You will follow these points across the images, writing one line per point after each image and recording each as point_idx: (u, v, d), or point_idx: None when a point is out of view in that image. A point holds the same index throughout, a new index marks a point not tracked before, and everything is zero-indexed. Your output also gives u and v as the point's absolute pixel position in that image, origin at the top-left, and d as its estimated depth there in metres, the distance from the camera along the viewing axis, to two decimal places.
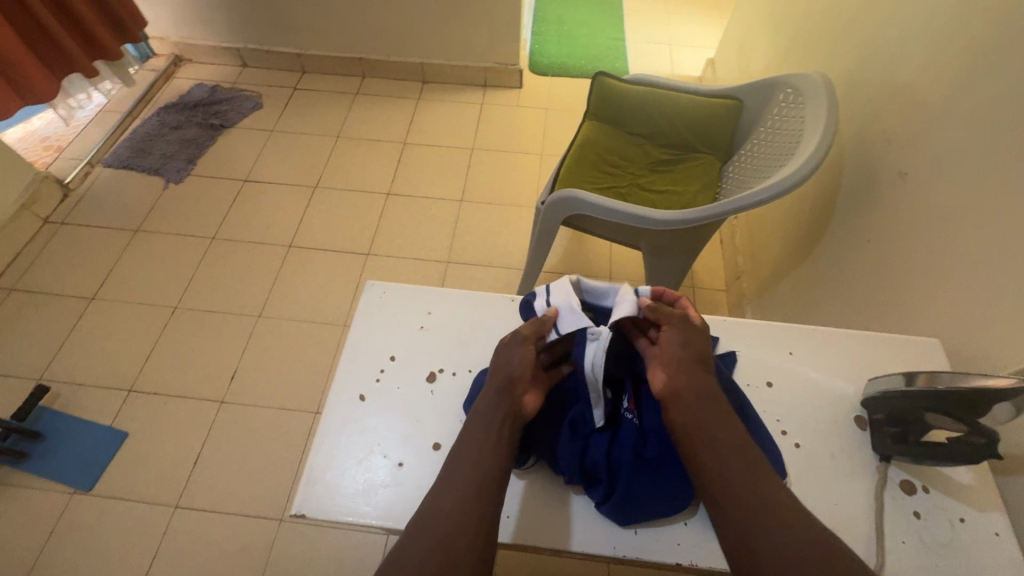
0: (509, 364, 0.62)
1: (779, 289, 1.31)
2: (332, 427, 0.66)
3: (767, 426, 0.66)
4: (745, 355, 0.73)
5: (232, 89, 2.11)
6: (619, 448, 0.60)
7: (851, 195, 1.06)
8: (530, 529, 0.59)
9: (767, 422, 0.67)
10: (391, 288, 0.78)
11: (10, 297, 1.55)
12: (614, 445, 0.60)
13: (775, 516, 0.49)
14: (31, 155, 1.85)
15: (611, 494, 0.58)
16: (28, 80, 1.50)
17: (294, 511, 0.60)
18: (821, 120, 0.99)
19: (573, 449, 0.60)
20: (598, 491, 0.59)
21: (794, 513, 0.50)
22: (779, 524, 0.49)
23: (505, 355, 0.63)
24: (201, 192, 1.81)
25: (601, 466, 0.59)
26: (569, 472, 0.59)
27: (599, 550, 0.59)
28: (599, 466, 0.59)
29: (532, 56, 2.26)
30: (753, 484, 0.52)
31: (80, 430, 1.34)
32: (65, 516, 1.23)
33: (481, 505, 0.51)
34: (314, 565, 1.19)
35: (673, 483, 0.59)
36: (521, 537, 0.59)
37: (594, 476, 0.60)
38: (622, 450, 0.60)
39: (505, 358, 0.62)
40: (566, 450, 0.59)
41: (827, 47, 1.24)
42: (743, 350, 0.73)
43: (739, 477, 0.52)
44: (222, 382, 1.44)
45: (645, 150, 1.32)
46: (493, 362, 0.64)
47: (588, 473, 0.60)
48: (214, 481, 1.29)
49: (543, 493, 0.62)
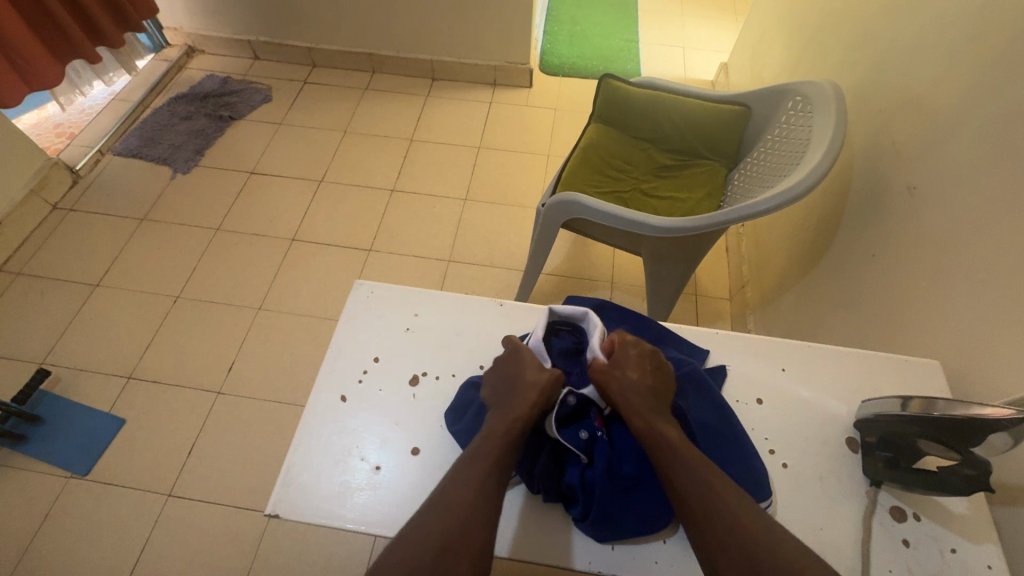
0: (519, 375, 0.62)
1: (783, 300, 1.29)
2: (311, 427, 0.66)
3: (754, 445, 0.65)
4: (735, 372, 0.71)
5: (243, 81, 2.13)
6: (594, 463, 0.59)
7: (858, 208, 1.03)
8: (505, 538, 0.59)
9: (754, 440, 0.65)
10: (379, 287, 0.77)
11: (16, 281, 1.57)
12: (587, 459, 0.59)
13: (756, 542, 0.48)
14: (45, 141, 1.88)
15: (587, 511, 0.58)
16: (31, 65, 1.52)
17: (269, 511, 0.60)
18: (829, 130, 0.96)
19: (549, 472, 0.59)
20: (575, 507, 0.59)
21: (770, 533, 0.49)
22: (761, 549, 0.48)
23: (518, 368, 0.63)
24: (208, 183, 1.82)
25: (575, 482, 0.58)
26: (546, 492, 0.59)
27: (575, 563, 0.58)
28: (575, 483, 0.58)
29: (543, 56, 2.24)
30: (728, 500, 0.51)
31: (79, 415, 1.36)
32: (61, 500, 1.25)
33: (454, 515, 0.51)
34: (302, 561, 1.19)
35: (651, 502, 0.58)
36: (498, 548, 0.58)
37: (571, 494, 0.59)
38: (596, 470, 0.59)
39: (516, 369, 0.62)
40: (542, 471, 0.59)
41: (840, 54, 1.21)
42: (732, 366, 0.71)
43: (717, 494, 0.51)
44: (220, 373, 1.44)
45: (649, 154, 1.30)
46: (502, 368, 0.64)
47: (565, 493, 0.59)
48: (208, 471, 1.30)
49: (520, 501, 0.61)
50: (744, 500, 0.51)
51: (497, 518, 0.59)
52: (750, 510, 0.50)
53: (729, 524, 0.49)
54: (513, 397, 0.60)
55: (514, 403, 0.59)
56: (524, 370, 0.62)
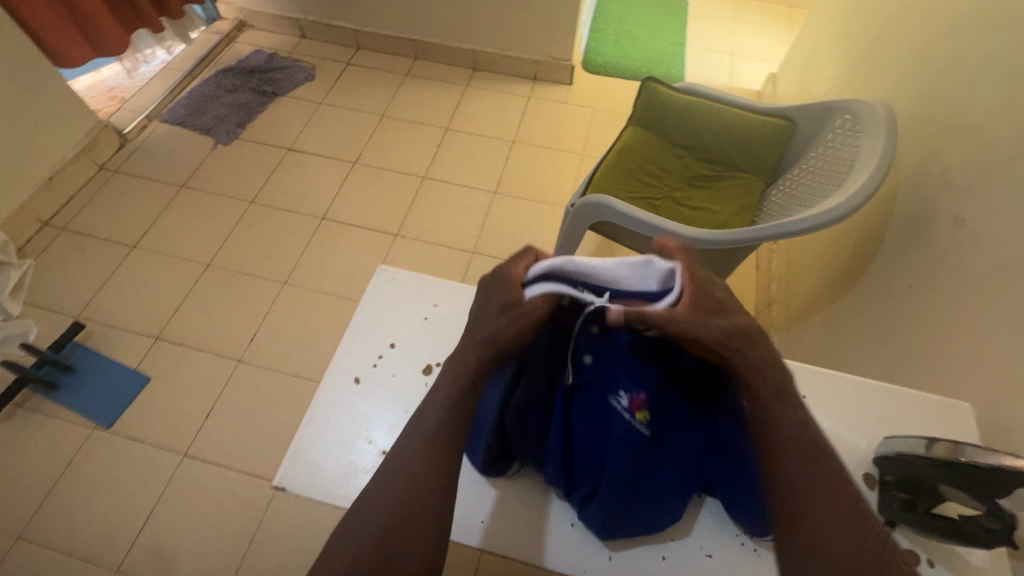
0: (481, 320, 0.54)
1: (811, 322, 1.25)
2: (324, 406, 0.67)
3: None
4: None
5: (289, 58, 2.16)
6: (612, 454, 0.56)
7: (900, 235, 0.99)
8: (482, 531, 0.61)
9: None
10: (402, 274, 0.78)
11: (60, 237, 1.64)
12: (599, 446, 0.57)
13: (838, 533, 0.44)
14: (97, 104, 1.97)
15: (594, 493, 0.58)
16: (100, 32, 1.62)
17: (277, 483, 0.61)
18: (879, 150, 0.93)
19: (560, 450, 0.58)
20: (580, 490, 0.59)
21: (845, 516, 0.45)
22: (842, 537, 0.44)
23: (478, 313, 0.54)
24: (247, 156, 1.86)
25: (585, 466, 0.58)
26: (552, 477, 0.60)
27: (556, 562, 0.60)
28: (586, 463, 0.58)
29: (587, 53, 2.21)
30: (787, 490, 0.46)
31: (107, 370, 1.41)
32: (84, 449, 1.30)
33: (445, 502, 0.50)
34: (304, 532, 1.22)
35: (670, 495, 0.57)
36: (462, 538, 0.60)
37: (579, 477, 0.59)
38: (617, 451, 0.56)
39: (480, 312, 0.54)
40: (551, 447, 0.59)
41: (897, 74, 1.16)
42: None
43: (798, 470, 0.47)
44: (242, 342, 1.48)
45: (685, 163, 1.27)
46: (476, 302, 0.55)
47: (571, 478, 0.60)
48: (222, 437, 1.34)
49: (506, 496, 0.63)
50: (820, 479, 0.46)
51: (460, 508, 0.61)
52: (827, 496, 0.46)
53: (798, 512, 0.45)
54: (471, 330, 0.54)
55: (464, 353, 0.52)
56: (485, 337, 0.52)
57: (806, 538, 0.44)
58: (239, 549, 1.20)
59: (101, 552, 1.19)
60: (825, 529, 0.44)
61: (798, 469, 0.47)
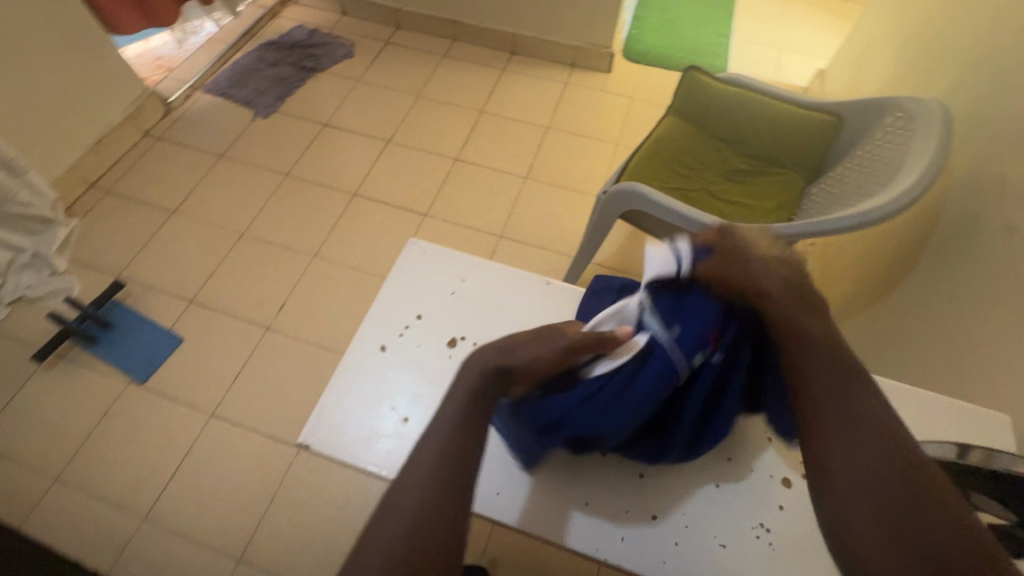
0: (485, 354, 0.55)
1: (843, 327, 1.21)
2: (349, 370, 0.69)
3: (764, 498, 0.63)
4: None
5: (330, 34, 2.18)
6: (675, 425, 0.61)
7: (946, 242, 0.95)
8: (500, 504, 0.62)
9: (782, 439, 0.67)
10: (431, 248, 0.78)
11: (104, 198, 1.70)
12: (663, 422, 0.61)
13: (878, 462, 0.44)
14: (146, 72, 2.03)
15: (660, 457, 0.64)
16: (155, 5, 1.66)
17: (301, 441, 0.64)
18: (931, 148, 0.89)
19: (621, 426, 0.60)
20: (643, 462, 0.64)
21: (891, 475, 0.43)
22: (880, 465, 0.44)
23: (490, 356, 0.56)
24: (285, 129, 1.90)
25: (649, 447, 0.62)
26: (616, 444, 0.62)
27: (571, 539, 0.61)
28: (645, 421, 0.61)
29: (628, 41, 2.17)
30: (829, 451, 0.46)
31: (143, 328, 1.47)
32: (119, 401, 1.36)
33: None
34: (321, 498, 1.25)
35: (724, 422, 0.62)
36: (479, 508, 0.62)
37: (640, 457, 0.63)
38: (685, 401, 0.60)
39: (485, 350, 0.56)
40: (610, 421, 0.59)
41: (957, 73, 1.10)
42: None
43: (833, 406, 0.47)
44: (271, 311, 1.52)
45: (724, 156, 1.24)
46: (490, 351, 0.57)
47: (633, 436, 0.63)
48: (247, 400, 1.38)
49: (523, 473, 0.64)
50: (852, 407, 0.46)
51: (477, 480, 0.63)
52: (866, 425, 0.46)
53: (833, 467, 0.46)
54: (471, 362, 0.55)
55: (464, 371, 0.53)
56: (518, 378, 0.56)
57: (841, 493, 0.45)
58: (258, 508, 1.24)
59: (130, 499, 1.25)
60: (868, 489, 0.44)
61: (832, 400, 0.47)
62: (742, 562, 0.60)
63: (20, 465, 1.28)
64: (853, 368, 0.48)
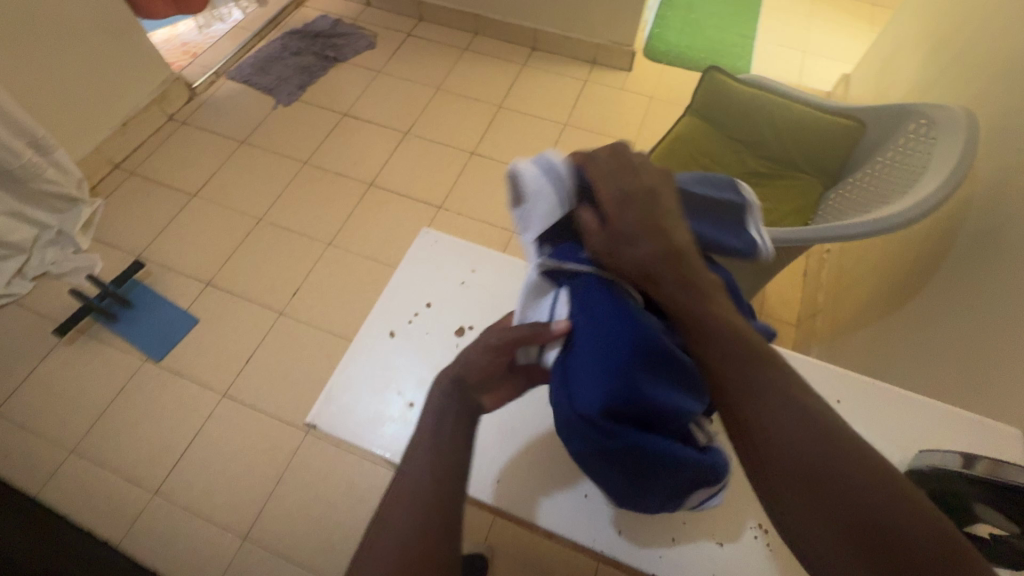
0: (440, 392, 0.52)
1: (857, 335, 1.20)
2: (358, 354, 0.70)
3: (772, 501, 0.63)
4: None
5: (353, 25, 2.20)
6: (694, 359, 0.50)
7: (967, 252, 0.93)
8: (498, 492, 0.63)
9: None
10: (444, 237, 0.79)
11: (128, 179, 1.74)
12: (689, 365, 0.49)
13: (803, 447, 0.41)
14: (172, 58, 2.07)
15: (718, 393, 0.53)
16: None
17: (308, 421, 0.65)
18: (953, 157, 0.87)
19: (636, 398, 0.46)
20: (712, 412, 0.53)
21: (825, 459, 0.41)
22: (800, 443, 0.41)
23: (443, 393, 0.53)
24: (305, 118, 1.92)
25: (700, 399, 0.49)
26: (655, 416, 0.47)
27: (567, 533, 0.61)
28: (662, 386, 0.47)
29: (650, 40, 2.16)
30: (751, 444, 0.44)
31: (161, 308, 1.50)
32: (135, 378, 1.40)
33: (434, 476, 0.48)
34: (327, 480, 1.27)
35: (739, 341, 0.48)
36: (477, 494, 0.62)
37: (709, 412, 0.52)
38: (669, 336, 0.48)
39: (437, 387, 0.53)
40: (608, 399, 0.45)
41: (985, 80, 1.07)
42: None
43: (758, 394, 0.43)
44: (285, 296, 1.54)
45: (742, 158, 1.23)
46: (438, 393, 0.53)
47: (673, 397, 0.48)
48: (259, 382, 1.41)
49: (521, 461, 0.65)
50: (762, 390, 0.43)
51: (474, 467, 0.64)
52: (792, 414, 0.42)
53: (770, 468, 0.42)
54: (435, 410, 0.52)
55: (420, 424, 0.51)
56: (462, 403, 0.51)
57: (784, 497, 0.42)
58: (266, 488, 1.27)
59: (144, 473, 1.28)
60: (800, 480, 0.41)
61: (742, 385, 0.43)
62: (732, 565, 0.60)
63: (40, 435, 1.32)
64: (753, 338, 0.44)
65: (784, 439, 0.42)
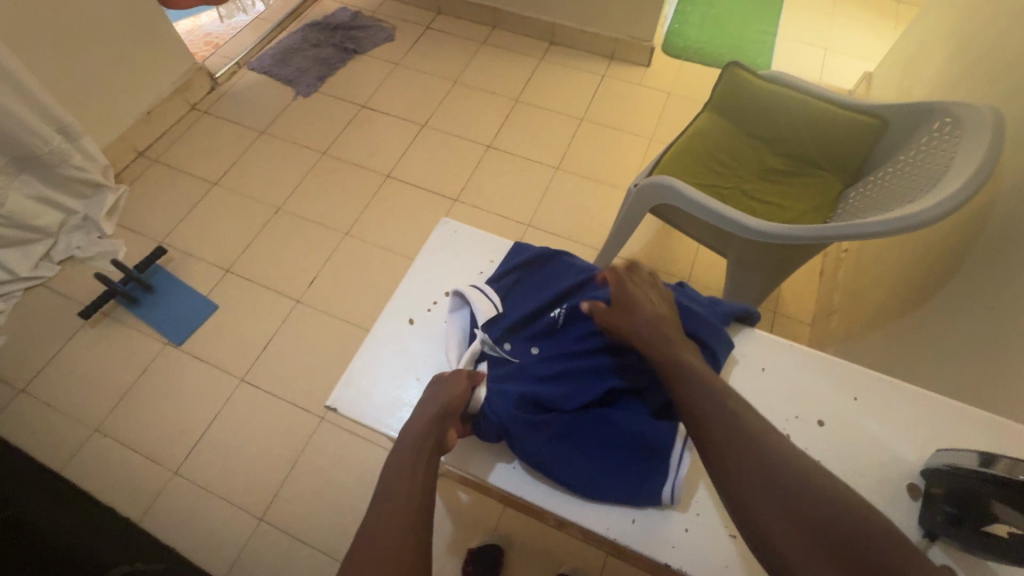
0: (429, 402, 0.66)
1: (873, 335, 1.19)
2: (378, 341, 0.77)
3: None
4: (789, 384, 0.72)
5: (372, 17, 2.21)
6: (614, 350, 0.70)
7: (988, 253, 0.92)
8: (517, 478, 0.69)
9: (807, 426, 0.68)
10: (461, 231, 0.88)
11: (152, 167, 1.78)
12: (608, 357, 0.70)
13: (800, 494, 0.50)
14: (195, 48, 2.11)
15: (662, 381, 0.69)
16: None
17: (330, 402, 0.72)
18: (977, 156, 0.86)
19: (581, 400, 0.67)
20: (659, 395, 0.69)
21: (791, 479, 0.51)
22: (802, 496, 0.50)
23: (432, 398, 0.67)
24: (324, 109, 1.94)
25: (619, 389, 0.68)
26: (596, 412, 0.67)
27: (579, 519, 0.66)
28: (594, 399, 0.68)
29: (669, 35, 2.14)
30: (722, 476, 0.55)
31: (182, 293, 1.54)
32: (157, 361, 1.43)
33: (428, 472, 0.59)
34: (340, 466, 1.30)
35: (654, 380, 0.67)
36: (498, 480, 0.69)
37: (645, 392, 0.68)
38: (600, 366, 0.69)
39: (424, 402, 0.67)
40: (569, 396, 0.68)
41: (1011, 80, 1.06)
42: (791, 378, 0.72)
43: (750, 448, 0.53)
44: (302, 284, 1.57)
45: (760, 155, 1.22)
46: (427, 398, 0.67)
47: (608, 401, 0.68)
48: (276, 368, 1.43)
49: (506, 440, 0.72)
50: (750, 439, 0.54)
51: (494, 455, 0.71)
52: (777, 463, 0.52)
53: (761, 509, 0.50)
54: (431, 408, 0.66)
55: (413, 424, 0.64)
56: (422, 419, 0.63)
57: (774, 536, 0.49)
58: (281, 471, 1.29)
59: (163, 453, 1.31)
60: (792, 513, 0.49)
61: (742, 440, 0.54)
62: (693, 555, 0.64)
63: (65, 413, 1.36)
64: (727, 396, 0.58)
65: (769, 478, 0.51)
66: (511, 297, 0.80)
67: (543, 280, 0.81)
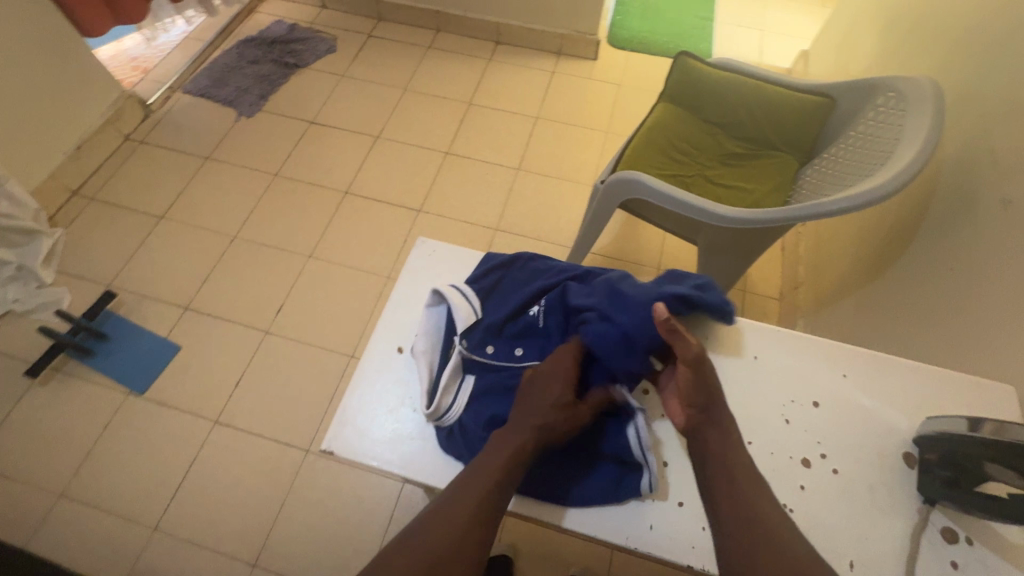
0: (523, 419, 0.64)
1: (840, 305, 1.24)
2: (368, 374, 0.74)
3: (783, 479, 0.65)
4: (781, 370, 0.73)
5: (310, 29, 2.13)
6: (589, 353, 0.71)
7: (940, 218, 0.97)
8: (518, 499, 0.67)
9: (803, 407, 0.70)
10: (439, 249, 0.86)
11: (89, 207, 1.66)
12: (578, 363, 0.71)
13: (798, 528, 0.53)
14: (120, 74, 1.98)
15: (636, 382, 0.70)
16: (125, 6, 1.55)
17: (326, 446, 0.69)
18: (925, 128, 0.90)
19: None
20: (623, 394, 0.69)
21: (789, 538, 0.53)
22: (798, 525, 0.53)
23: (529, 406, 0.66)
24: (272, 128, 1.86)
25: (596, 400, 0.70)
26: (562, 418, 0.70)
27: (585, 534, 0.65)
28: None
29: (613, 28, 2.16)
30: None
31: (139, 338, 1.45)
32: (120, 413, 1.34)
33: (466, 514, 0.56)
34: (333, 497, 1.26)
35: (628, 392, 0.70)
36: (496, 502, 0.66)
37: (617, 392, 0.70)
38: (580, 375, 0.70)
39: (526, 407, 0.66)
40: None
41: (943, 51, 1.12)
42: (780, 362, 0.74)
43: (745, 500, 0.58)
44: (269, 314, 1.50)
45: (719, 140, 1.25)
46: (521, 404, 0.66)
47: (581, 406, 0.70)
48: (251, 405, 1.37)
49: None
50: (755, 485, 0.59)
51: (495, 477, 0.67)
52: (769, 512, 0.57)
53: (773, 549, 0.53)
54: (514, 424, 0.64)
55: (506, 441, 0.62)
56: (520, 410, 0.67)
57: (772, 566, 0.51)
58: (270, 512, 1.24)
59: (139, 510, 1.24)
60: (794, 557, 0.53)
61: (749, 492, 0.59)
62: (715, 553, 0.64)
63: (22, 482, 1.25)
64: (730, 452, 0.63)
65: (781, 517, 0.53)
66: (494, 295, 0.79)
67: (525, 278, 0.81)
